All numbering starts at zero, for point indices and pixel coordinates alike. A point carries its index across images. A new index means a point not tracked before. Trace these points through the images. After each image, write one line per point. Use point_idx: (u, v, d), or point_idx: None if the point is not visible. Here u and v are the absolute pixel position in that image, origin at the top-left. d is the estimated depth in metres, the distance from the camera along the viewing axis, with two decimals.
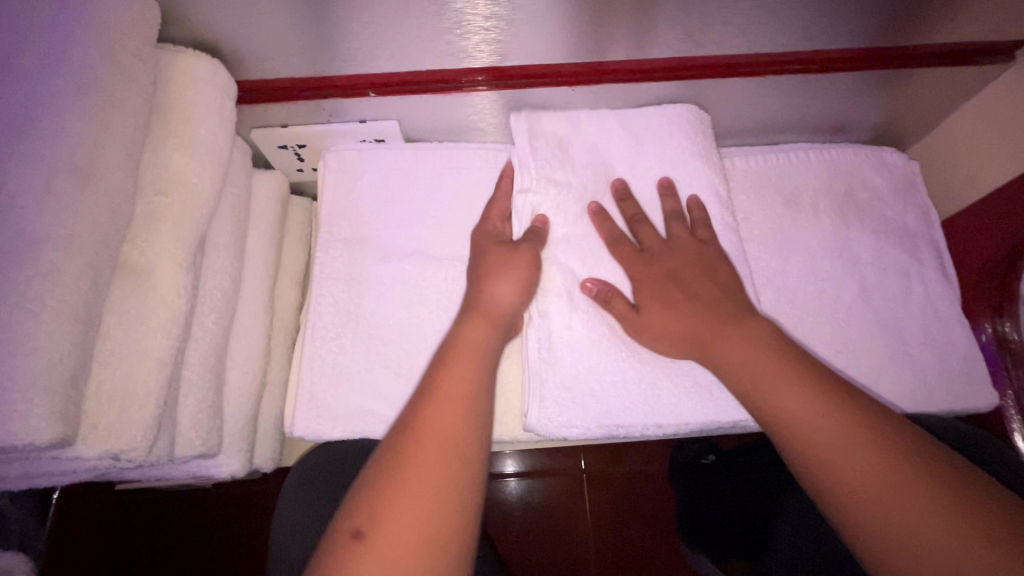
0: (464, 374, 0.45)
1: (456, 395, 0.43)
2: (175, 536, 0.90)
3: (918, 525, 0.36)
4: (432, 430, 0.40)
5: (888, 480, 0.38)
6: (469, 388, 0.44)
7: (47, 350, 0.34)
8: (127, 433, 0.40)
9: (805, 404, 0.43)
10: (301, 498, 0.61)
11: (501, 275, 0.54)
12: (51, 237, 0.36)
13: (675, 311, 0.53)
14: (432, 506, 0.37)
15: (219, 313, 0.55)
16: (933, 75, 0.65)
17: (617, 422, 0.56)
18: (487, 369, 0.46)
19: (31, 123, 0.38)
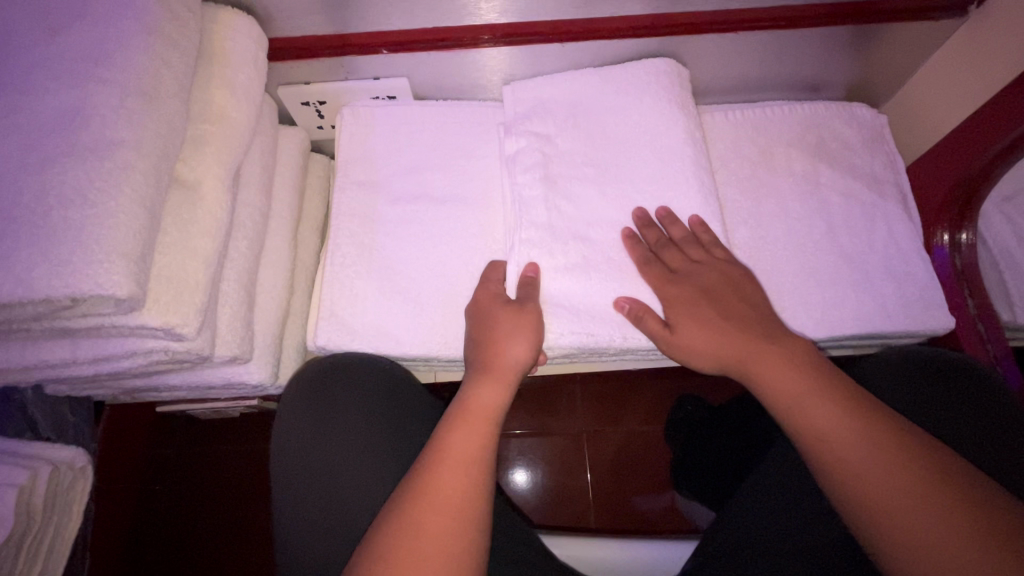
0: (477, 422, 0.54)
1: (474, 429, 0.53)
2: (180, 485, 0.89)
3: (879, 466, 0.46)
4: (455, 466, 0.50)
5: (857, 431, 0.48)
6: (486, 419, 0.54)
7: (124, 225, 0.42)
8: (181, 311, 0.48)
9: (785, 369, 0.53)
10: (298, 429, 0.65)
11: (508, 336, 0.58)
12: (126, 140, 0.44)
13: (707, 324, 0.58)
14: (463, 501, 0.48)
15: (251, 239, 0.63)
16: (892, 31, 0.72)
17: (592, 333, 0.63)
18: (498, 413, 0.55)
19: (109, 49, 0.46)
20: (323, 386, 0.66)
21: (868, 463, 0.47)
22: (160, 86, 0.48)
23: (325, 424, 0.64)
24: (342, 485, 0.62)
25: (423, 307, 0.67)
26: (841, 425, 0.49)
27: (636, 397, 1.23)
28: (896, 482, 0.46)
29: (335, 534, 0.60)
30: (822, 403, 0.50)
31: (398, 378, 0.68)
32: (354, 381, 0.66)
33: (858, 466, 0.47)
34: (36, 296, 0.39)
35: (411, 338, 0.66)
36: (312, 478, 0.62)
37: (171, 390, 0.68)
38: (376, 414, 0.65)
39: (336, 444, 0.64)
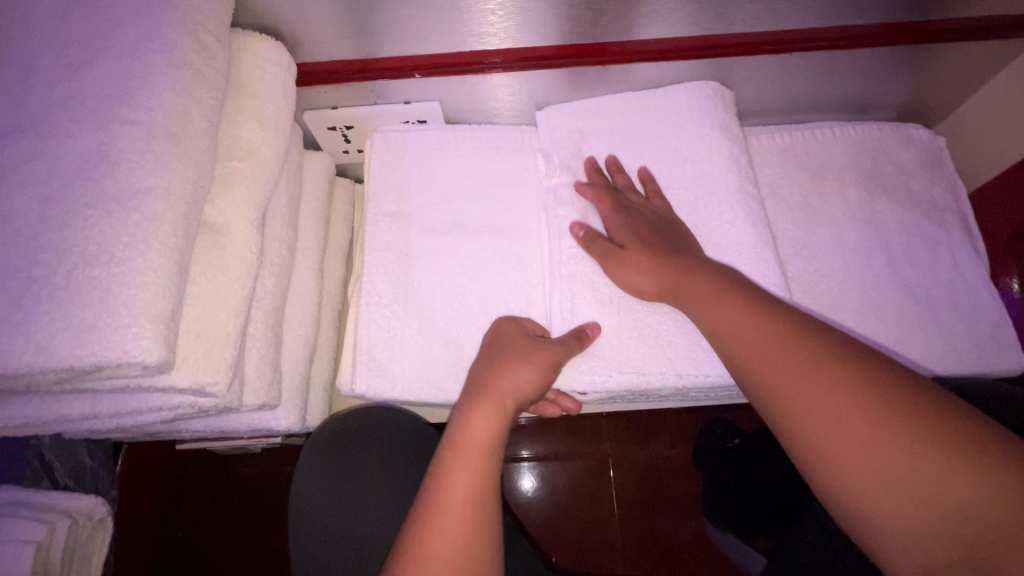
0: (471, 449, 0.49)
1: (468, 459, 0.48)
2: (198, 521, 0.86)
3: (921, 481, 0.36)
4: (451, 503, 0.46)
5: (882, 439, 0.38)
6: (481, 452, 0.49)
7: (152, 282, 0.38)
8: (212, 368, 0.45)
9: (787, 369, 0.43)
10: (324, 486, 0.63)
11: (511, 365, 0.54)
12: (154, 187, 0.40)
13: (648, 251, 0.57)
14: (461, 548, 0.44)
15: (278, 277, 0.60)
16: (956, 50, 0.67)
17: (642, 375, 0.59)
18: (495, 438, 0.50)
19: (135, 88, 0.43)
20: (347, 441, 0.63)
21: (912, 482, 0.37)
22: (189, 125, 0.44)
23: (348, 474, 0.63)
24: (373, 546, 0.60)
25: (460, 346, 0.63)
26: (854, 434, 0.39)
27: (660, 419, 1.20)
28: (948, 501, 0.36)
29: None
30: (833, 413, 0.40)
31: (425, 432, 0.66)
32: (381, 434, 0.64)
33: (901, 490, 0.37)
34: (59, 365, 0.36)
35: (448, 380, 0.62)
36: (342, 537, 0.61)
37: (193, 434, 0.65)
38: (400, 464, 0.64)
39: (362, 496, 0.62)
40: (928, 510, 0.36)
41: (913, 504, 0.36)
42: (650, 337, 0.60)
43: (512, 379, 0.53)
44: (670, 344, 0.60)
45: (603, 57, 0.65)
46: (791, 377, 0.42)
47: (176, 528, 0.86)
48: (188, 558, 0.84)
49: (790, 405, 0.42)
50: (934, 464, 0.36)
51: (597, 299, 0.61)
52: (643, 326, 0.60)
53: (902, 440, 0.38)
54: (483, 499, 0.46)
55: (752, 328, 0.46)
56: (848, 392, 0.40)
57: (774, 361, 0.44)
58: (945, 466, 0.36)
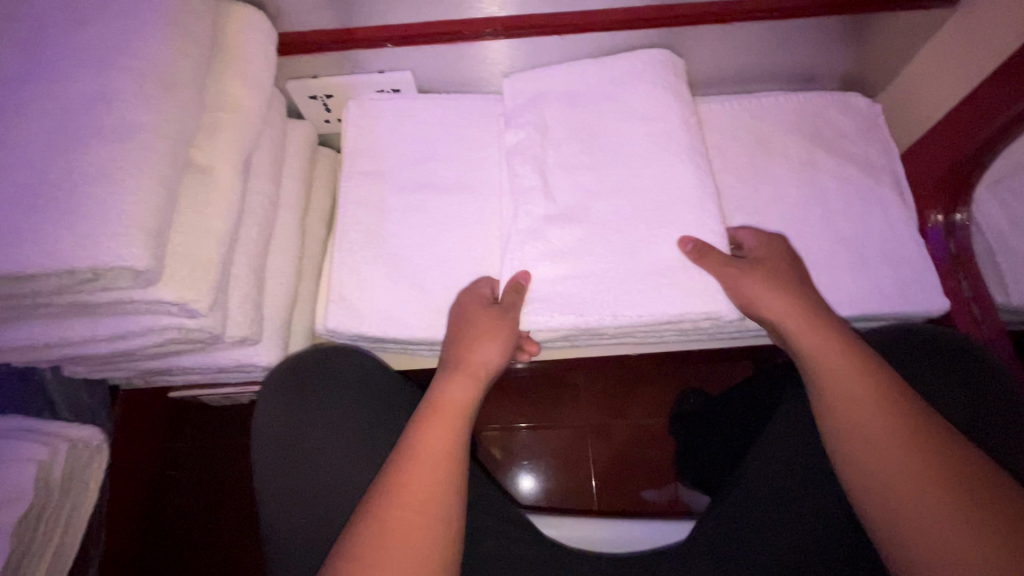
0: (447, 413, 0.55)
1: (442, 421, 0.54)
2: (190, 472, 0.91)
3: (931, 516, 0.46)
4: (427, 454, 0.51)
5: (910, 475, 0.48)
6: (455, 414, 0.55)
7: (143, 202, 0.44)
8: (196, 288, 0.50)
9: (856, 401, 0.52)
10: (280, 416, 0.65)
11: (480, 340, 0.61)
12: (146, 123, 0.46)
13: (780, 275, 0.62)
14: (433, 491, 0.49)
15: (261, 226, 0.66)
16: (884, 21, 0.73)
17: (585, 314, 0.64)
18: (467, 408, 0.56)
19: (128, 39, 0.49)
20: (305, 382, 0.67)
21: (919, 511, 0.46)
22: (177, 73, 0.50)
23: (304, 403, 0.66)
24: (324, 474, 0.62)
25: (428, 291, 0.69)
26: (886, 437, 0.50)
27: (638, 389, 1.24)
28: (946, 533, 0.45)
29: (319, 524, 0.60)
30: (881, 442, 0.50)
31: (379, 370, 0.69)
32: (340, 374, 0.67)
33: (903, 507, 0.47)
34: (62, 267, 0.42)
35: (415, 319, 0.68)
36: (295, 469, 0.63)
37: (182, 373, 0.71)
38: (354, 399, 0.67)
39: (315, 423, 0.65)
40: (925, 535, 0.45)
41: (916, 526, 0.46)
42: (596, 281, 0.64)
43: (483, 354, 0.60)
44: (614, 286, 0.64)
45: (559, 27, 0.72)
46: (861, 408, 0.52)
47: (170, 480, 0.91)
48: (183, 507, 0.90)
49: (860, 434, 0.51)
50: (945, 506, 0.46)
51: (551, 247, 0.65)
52: (591, 273, 0.65)
53: (929, 478, 0.47)
54: (457, 458, 0.52)
55: (837, 361, 0.54)
56: (897, 431, 0.50)
57: (845, 395, 0.53)
58: (951, 509, 0.45)
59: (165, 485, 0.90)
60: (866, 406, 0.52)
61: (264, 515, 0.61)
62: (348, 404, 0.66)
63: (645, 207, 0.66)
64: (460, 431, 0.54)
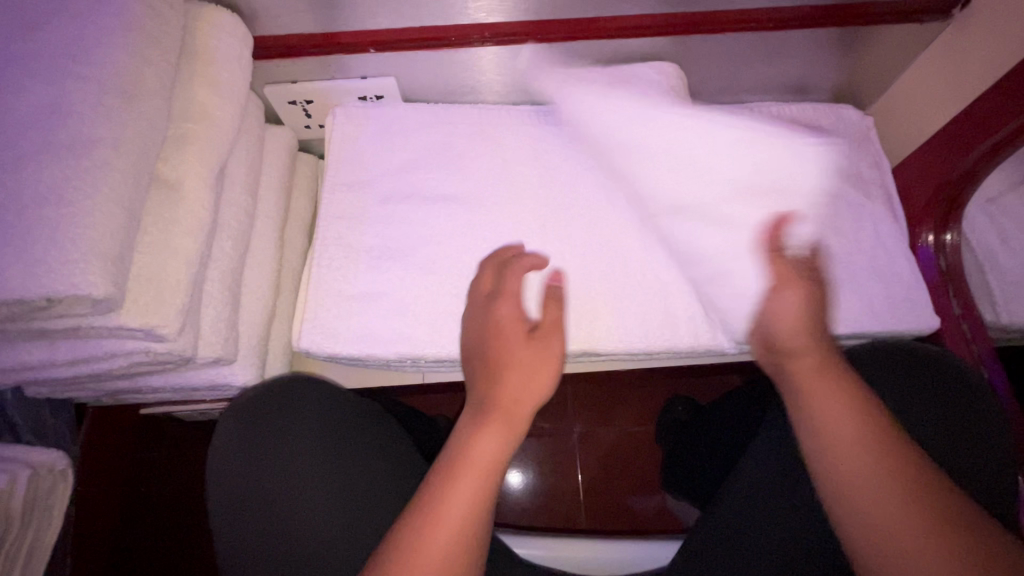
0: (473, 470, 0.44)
1: (469, 478, 0.44)
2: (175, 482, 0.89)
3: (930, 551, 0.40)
4: (433, 540, 0.41)
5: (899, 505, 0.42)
6: (487, 470, 0.45)
7: (101, 224, 0.42)
8: (161, 312, 0.48)
9: (824, 386, 0.47)
10: (240, 456, 0.61)
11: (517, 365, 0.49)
12: (103, 138, 0.44)
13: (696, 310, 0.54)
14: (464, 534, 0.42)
15: (236, 241, 0.63)
16: (878, 34, 0.72)
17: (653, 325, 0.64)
18: (505, 452, 0.46)
19: (86, 46, 0.46)
20: (258, 409, 0.63)
21: (865, 488, 0.44)
22: (142, 84, 0.47)
23: (264, 444, 0.61)
24: (299, 521, 0.58)
25: (408, 308, 0.65)
26: (857, 451, 0.45)
27: (627, 397, 1.23)
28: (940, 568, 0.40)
29: (280, 555, 0.56)
30: (834, 402, 0.47)
31: (343, 413, 0.65)
32: (293, 413, 0.64)
33: (847, 477, 0.44)
34: (10, 296, 0.39)
35: (395, 336, 0.64)
36: (250, 497, 0.59)
37: (156, 393, 0.68)
38: (324, 441, 0.62)
39: (281, 462, 0.61)
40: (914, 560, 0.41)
41: (856, 502, 0.44)
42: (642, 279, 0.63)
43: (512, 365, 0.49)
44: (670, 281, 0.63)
45: (548, 36, 0.69)
46: (842, 425, 0.46)
47: (154, 490, 0.88)
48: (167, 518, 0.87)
49: (824, 437, 0.46)
50: (887, 487, 0.43)
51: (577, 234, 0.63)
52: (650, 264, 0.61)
53: (888, 479, 0.43)
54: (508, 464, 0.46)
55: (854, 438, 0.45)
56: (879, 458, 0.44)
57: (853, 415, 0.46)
58: (896, 491, 0.43)
59: (149, 497, 0.88)
60: (822, 399, 0.47)
61: (220, 555, 0.57)
62: (313, 444, 0.62)
63: None
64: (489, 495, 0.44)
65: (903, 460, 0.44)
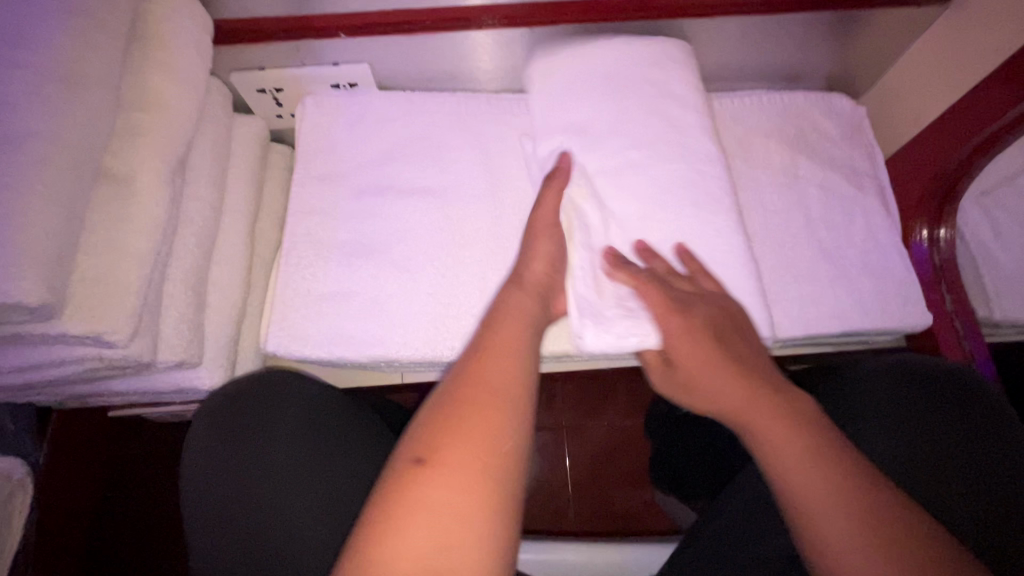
0: (502, 358, 0.45)
1: (477, 393, 0.42)
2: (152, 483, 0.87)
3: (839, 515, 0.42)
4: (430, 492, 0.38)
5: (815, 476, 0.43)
6: (507, 364, 0.45)
7: (36, 225, 0.39)
8: (109, 318, 0.45)
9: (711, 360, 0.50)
10: (222, 443, 0.58)
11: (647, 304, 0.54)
12: (38, 130, 0.40)
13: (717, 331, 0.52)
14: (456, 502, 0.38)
15: (200, 238, 0.61)
16: (873, 19, 0.69)
17: None
18: (524, 357, 0.46)
19: (21, 31, 0.42)
20: (239, 398, 0.61)
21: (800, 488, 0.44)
22: (83, 72, 0.44)
23: (248, 432, 0.59)
24: (279, 515, 0.56)
25: (380, 307, 0.62)
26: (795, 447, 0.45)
27: (617, 390, 1.21)
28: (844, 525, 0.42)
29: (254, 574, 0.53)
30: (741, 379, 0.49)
31: (328, 407, 0.62)
32: (283, 405, 0.61)
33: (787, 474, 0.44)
34: None
35: (368, 338, 0.61)
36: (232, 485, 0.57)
37: (122, 396, 0.65)
38: (311, 433, 0.60)
39: (263, 453, 0.58)
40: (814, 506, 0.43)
41: (794, 488, 0.43)
42: None
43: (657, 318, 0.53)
44: None
45: (529, 21, 0.66)
46: (761, 411, 0.47)
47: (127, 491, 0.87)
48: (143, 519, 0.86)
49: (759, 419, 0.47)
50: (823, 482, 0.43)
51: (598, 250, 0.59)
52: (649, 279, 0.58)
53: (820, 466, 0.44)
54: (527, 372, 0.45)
55: (745, 398, 0.48)
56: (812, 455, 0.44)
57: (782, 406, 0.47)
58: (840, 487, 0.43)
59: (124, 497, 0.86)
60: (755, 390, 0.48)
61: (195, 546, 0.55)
62: (300, 436, 0.59)
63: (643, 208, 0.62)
64: (518, 399, 0.43)
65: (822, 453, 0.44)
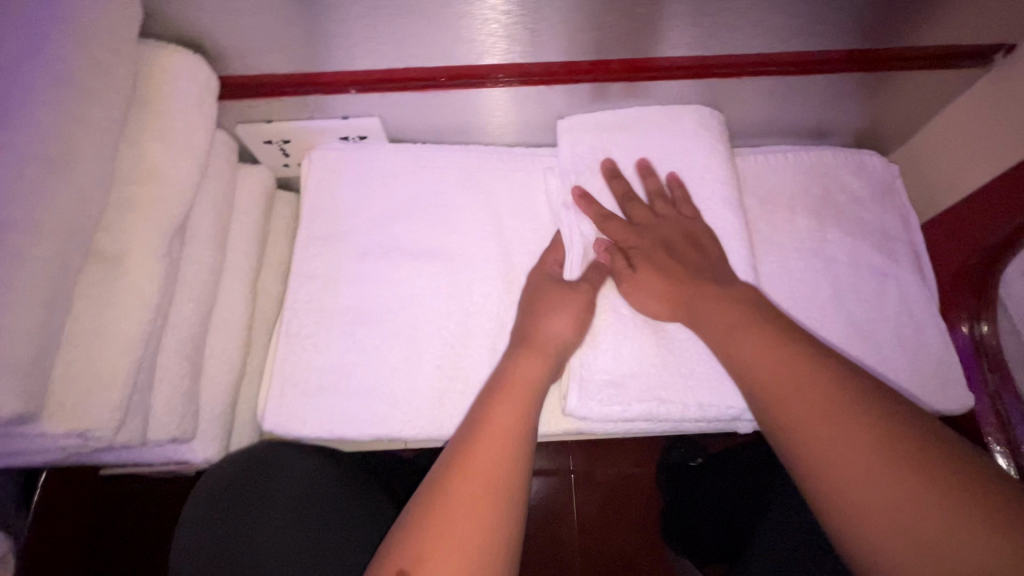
0: (501, 432, 0.42)
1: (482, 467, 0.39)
2: None
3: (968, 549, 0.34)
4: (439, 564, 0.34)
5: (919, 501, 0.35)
6: (510, 435, 0.42)
7: (12, 329, 0.36)
8: (92, 413, 0.42)
9: (771, 353, 0.46)
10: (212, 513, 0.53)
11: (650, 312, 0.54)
12: (19, 221, 0.38)
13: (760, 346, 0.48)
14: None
15: (197, 303, 0.58)
16: (909, 80, 0.65)
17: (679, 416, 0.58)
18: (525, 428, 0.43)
19: (7, 112, 0.39)
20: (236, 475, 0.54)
21: (890, 507, 0.37)
22: (71, 155, 0.41)
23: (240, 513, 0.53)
24: None
25: (383, 378, 0.59)
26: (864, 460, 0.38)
27: (628, 437, 1.17)
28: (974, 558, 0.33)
29: None
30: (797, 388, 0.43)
31: (324, 485, 0.57)
32: (278, 483, 0.55)
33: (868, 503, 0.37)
34: None
35: (372, 412, 0.58)
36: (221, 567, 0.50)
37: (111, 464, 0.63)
38: (308, 516, 0.55)
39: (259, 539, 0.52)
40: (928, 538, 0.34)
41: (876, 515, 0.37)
42: (667, 373, 0.58)
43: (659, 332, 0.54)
44: (693, 377, 0.57)
45: (546, 80, 0.63)
46: (820, 422, 0.41)
47: None
48: None
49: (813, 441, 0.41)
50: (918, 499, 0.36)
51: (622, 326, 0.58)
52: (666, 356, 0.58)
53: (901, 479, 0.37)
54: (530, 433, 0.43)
55: (802, 396, 0.43)
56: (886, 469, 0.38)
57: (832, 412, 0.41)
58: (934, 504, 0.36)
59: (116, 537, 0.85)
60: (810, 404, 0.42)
61: None
62: (297, 519, 0.54)
63: None
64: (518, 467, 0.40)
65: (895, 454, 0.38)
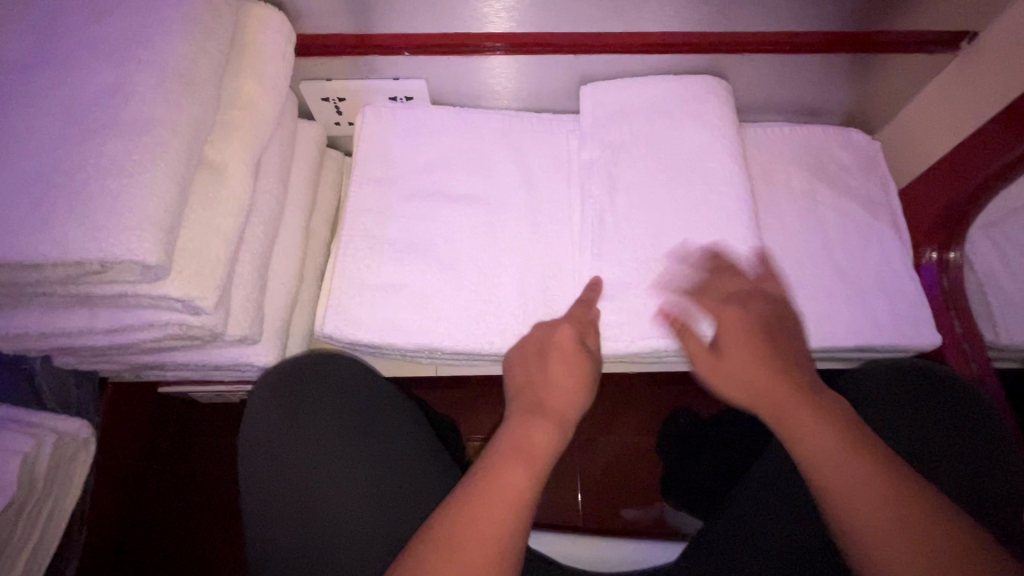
0: (529, 455, 0.49)
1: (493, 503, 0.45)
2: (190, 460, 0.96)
3: (872, 495, 0.43)
4: (469, 518, 0.44)
5: (832, 444, 0.46)
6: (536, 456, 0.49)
7: (156, 197, 0.45)
8: (201, 285, 0.51)
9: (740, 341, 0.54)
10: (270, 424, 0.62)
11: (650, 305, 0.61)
12: (161, 117, 0.47)
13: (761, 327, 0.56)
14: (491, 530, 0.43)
15: (267, 226, 0.66)
16: (889, 63, 0.75)
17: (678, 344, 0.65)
18: (548, 443, 0.50)
19: (150, 33, 0.49)
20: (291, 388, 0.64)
21: (842, 480, 0.44)
22: (197, 72, 0.50)
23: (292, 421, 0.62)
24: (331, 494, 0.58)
25: (425, 298, 0.67)
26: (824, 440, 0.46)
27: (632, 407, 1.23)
28: (866, 490, 0.43)
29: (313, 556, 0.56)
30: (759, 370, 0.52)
31: (368, 398, 0.65)
32: (326, 389, 0.64)
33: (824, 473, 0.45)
34: (70, 256, 0.43)
35: (416, 327, 0.66)
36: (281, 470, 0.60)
37: (178, 371, 0.70)
38: (351, 421, 0.62)
39: (307, 441, 0.61)
40: (839, 482, 0.44)
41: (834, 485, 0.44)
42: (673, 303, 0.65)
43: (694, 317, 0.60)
44: None
45: (575, 49, 0.72)
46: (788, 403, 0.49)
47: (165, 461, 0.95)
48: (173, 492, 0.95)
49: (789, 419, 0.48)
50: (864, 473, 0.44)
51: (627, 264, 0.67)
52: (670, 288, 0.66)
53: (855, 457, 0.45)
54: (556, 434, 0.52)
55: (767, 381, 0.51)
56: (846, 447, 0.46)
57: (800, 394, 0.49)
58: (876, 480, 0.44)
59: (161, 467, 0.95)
60: (781, 389, 0.50)
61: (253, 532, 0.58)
62: (341, 420, 0.62)
63: (672, 224, 0.68)
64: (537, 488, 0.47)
65: (849, 437, 0.46)
